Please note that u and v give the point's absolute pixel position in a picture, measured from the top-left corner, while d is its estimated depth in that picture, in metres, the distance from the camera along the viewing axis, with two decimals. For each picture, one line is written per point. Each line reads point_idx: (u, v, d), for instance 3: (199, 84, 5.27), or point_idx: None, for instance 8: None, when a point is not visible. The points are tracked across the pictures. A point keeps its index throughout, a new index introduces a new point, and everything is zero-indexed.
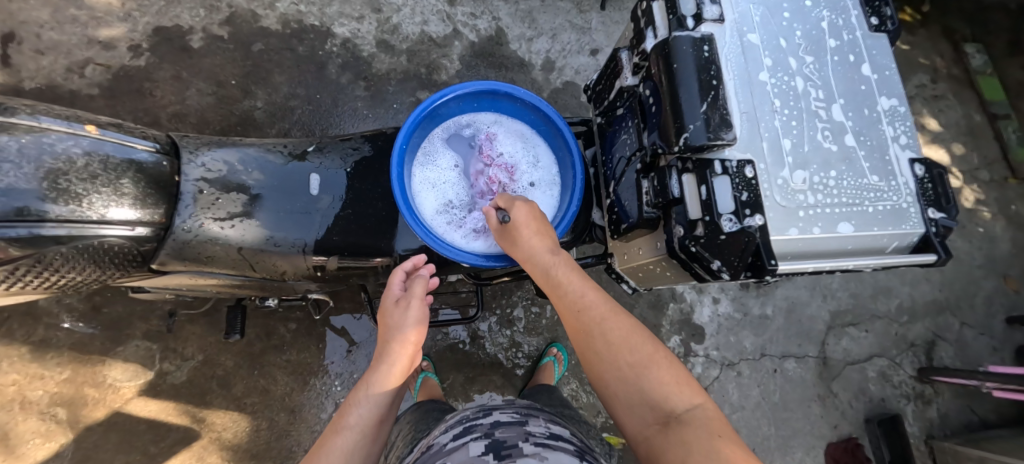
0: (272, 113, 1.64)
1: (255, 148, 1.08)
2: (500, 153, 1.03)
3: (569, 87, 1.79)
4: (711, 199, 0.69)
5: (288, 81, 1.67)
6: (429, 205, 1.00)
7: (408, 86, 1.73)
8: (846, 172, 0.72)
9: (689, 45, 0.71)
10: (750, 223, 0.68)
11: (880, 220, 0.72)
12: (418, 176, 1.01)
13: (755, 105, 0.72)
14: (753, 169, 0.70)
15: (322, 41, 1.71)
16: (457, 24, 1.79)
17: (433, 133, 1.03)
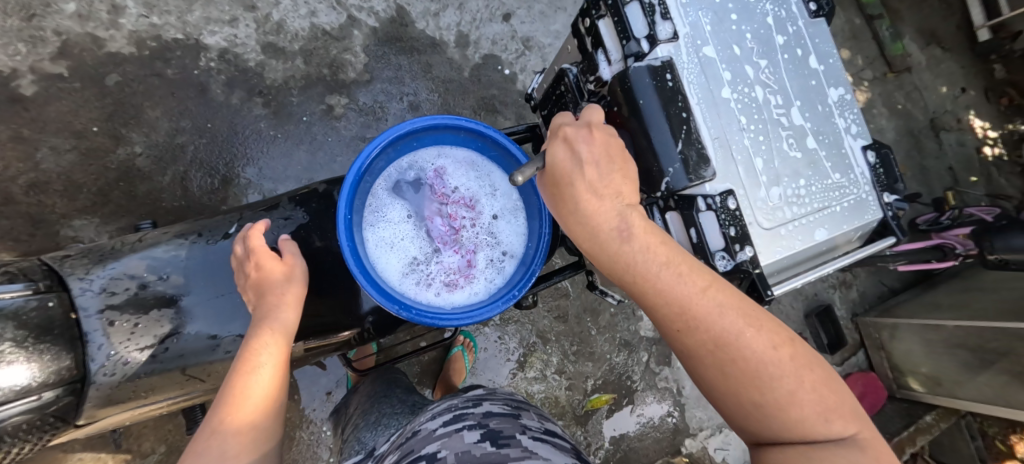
0: (157, 157, 1.38)
1: (162, 246, 0.93)
2: (457, 188, 0.81)
3: (489, 61, 1.65)
4: (703, 239, 0.62)
5: (165, 114, 1.40)
6: (393, 272, 0.77)
7: (314, 92, 1.52)
8: (814, 180, 0.65)
9: (648, 76, 0.60)
10: (744, 256, 0.61)
11: (847, 219, 0.66)
12: (369, 241, 0.77)
13: (722, 129, 0.61)
14: (736, 199, 0.60)
15: (194, 57, 1.45)
16: (349, 9, 1.57)
17: (374, 186, 0.77)
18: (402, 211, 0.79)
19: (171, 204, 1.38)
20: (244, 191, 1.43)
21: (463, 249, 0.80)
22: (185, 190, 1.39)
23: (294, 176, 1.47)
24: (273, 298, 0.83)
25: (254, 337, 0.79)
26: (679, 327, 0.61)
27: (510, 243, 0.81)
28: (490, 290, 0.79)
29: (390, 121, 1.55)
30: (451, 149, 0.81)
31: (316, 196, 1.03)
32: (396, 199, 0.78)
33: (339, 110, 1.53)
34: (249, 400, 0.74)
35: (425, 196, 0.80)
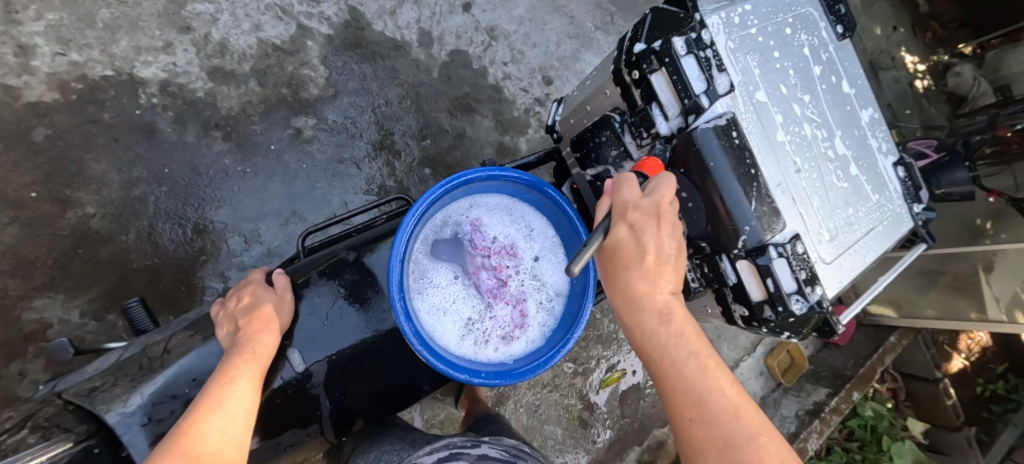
0: (115, 215, 1.24)
1: (194, 352, 0.78)
2: (495, 237, 0.85)
3: (457, 57, 1.56)
4: (780, 289, 0.64)
5: (113, 165, 1.25)
6: (450, 335, 0.80)
7: (277, 116, 1.39)
8: (860, 205, 0.72)
9: (715, 137, 0.62)
10: (815, 297, 0.65)
11: (890, 234, 0.74)
12: (421, 308, 0.80)
13: (785, 174, 0.65)
14: (802, 244, 0.64)
15: (132, 95, 1.28)
16: (298, 18, 1.44)
17: (415, 252, 0.80)
18: (446, 272, 0.83)
19: (144, 264, 1.25)
20: (222, 235, 1.32)
21: (511, 298, 0.84)
22: (157, 245, 1.27)
23: (274, 211, 1.37)
24: (266, 324, 0.75)
25: (235, 358, 0.69)
26: (693, 417, 0.59)
27: (554, 282, 0.87)
28: (543, 332, 0.85)
29: (364, 137, 1.46)
30: (481, 200, 0.85)
31: (348, 265, 0.88)
32: (437, 261, 0.82)
33: (307, 132, 1.42)
34: (216, 413, 0.62)
35: (465, 252, 0.83)
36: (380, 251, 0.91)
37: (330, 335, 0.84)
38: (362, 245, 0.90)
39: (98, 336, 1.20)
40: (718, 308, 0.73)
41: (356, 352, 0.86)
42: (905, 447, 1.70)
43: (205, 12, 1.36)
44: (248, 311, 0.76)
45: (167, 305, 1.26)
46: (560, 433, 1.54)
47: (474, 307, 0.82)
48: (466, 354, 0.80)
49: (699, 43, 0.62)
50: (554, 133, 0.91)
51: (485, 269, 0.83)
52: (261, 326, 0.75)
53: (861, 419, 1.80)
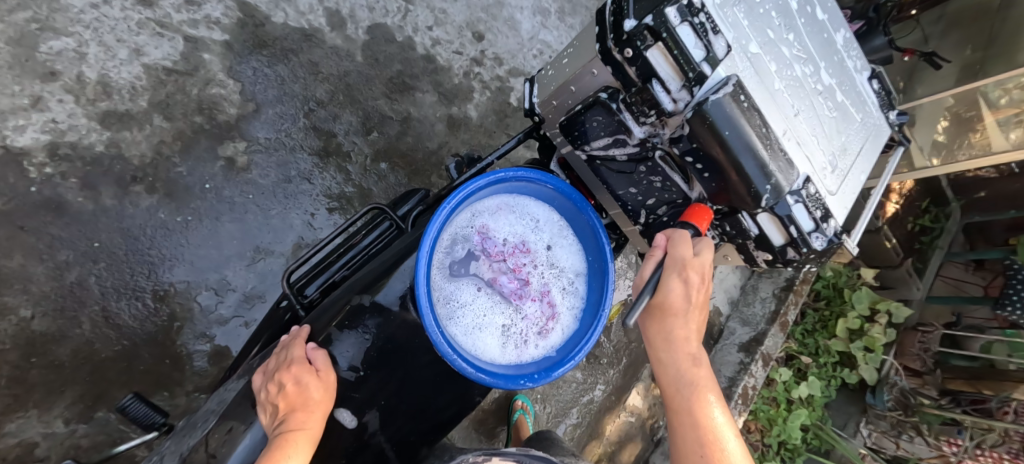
0: (57, 309, 1.10)
1: (241, 447, 0.80)
2: (505, 237, 0.83)
3: (377, 33, 1.43)
4: (802, 232, 0.69)
5: (31, 256, 1.08)
6: (492, 347, 0.80)
7: (201, 149, 1.23)
8: (848, 127, 0.78)
9: (728, 104, 0.61)
10: (831, 230, 0.71)
11: (872, 146, 0.82)
12: (456, 331, 0.78)
13: (788, 121, 0.68)
14: (814, 185, 0.69)
15: (17, 171, 1.08)
16: (181, 29, 1.24)
17: (434, 277, 0.77)
18: (468, 286, 0.80)
19: (113, 351, 1.13)
20: (189, 295, 1.21)
21: (537, 293, 0.84)
22: (119, 327, 1.14)
23: (236, 253, 1.25)
24: (300, 414, 0.75)
25: (273, 449, 0.71)
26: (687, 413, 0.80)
27: (571, 265, 0.87)
28: (575, 314, 0.86)
29: (305, 147, 1.34)
30: (481, 204, 0.82)
31: (367, 311, 0.86)
32: (458, 279, 0.79)
33: (241, 159, 1.27)
34: None
35: (481, 262, 0.81)
36: (389, 286, 0.87)
37: (370, 381, 0.88)
38: (373, 284, 0.87)
39: (94, 438, 1.10)
40: (740, 255, 0.80)
41: (396, 388, 0.90)
42: (863, 294, 1.99)
43: (66, 48, 1.14)
44: (285, 393, 0.76)
45: (157, 384, 1.16)
46: (581, 374, 1.62)
47: (506, 314, 0.82)
48: (512, 361, 0.81)
49: (691, 9, 0.61)
50: (533, 116, 0.86)
51: (506, 273, 0.82)
52: (299, 414, 0.76)
53: (824, 281, 2.09)
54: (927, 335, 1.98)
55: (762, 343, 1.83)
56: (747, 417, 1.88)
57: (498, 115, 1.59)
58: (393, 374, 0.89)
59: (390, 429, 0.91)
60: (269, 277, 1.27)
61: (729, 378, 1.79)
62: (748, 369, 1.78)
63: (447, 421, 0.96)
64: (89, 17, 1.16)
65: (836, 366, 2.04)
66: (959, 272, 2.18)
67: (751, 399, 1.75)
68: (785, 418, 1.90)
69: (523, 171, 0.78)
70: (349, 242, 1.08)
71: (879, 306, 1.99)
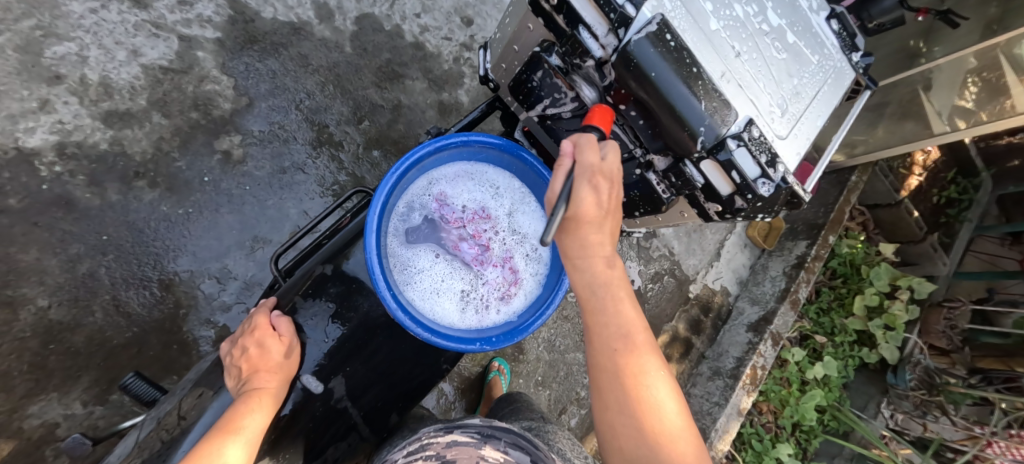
0: (71, 299, 1.16)
1: (208, 412, 0.85)
2: (463, 205, 0.91)
3: (365, 23, 1.45)
4: (745, 178, 0.67)
5: (46, 250, 1.16)
6: (451, 311, 0.87)
7: (198, 143, 1.28)
8: (802, 70, 0.73)
9: (651, 46, 0.61)
10: (779, 176, 0.68)
11: (834, 91, 0.76)
12: (414, 295, 0.86)
13: (726, 62, 0.66)
14: (757, 128, 0.66)
15: (29, 171, 1.15)
16: (175, 29, 1.29)
17: (390, 245, 0.85)
18: (428, 253, 0.88)
19: (125, 337, 1.20)
20: (192, 283, 1.26)
21: (498, 259, 0.91)
22: (129, 315, 1.21)
23: (235, 243, 1.30)
24: (264, 375, 0.81)
25: (241, 403, 0.77)
26: (614, 348, 0.70)
27: (534, 231, 0.94)
28: (538, 279, 0.92)
29: (299, 138, 1.38)
30: (438, 173, 0.90)
31: (329, 279, 0.94)
32: (416, 246, 0.87)
33: (237, 152, 1.32)
34: (234, 447, 0.71)
35: (439, 229, 0.88)
36: (355, 257, 0.96)
37: (336, 348, 0.93)
38: (335, 255, 0.95)
39: (110, 419, 1.17)
40: (694, 209, 0.79)
41: (361, 355, 0.94)
42: (882, 270, 1.91)
43: (69, 53, 1.20)
44: (249, 356, 0.82)
45: (166, 368, 1.23)
46: (581, 356, 1.61)
47: (465, 280, 0.89)
48: (472, 325, 0.87)
49: None
50: (489, 83, 0.91)
51: (464, 240, 0.89)
52: (265, 374, 0.82)
53: (840, 258, 2.00)
54: (953, 311, 1.90)
55: (772, 322, 1.77)
56: (758, 399, 1.84)
57: (489, 99, 1.59)
58: (359, 342, 0.94)
59: (360, 399, 0.95)
60: (267, 265, 1.32)
61: (737, 358, 1.75)
62: (757, 349, 1.73)
63: (419, 389, 1.01)
64: (89, 22, 1.22)
65: (855, 345, 1.96)
66: (994, 248, 2.03)
67: (760, 379, 1.69)
68: (799, 399, 1.84)
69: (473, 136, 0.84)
70: (337, 223, 1.05)
71: (900, 282, 1.91)
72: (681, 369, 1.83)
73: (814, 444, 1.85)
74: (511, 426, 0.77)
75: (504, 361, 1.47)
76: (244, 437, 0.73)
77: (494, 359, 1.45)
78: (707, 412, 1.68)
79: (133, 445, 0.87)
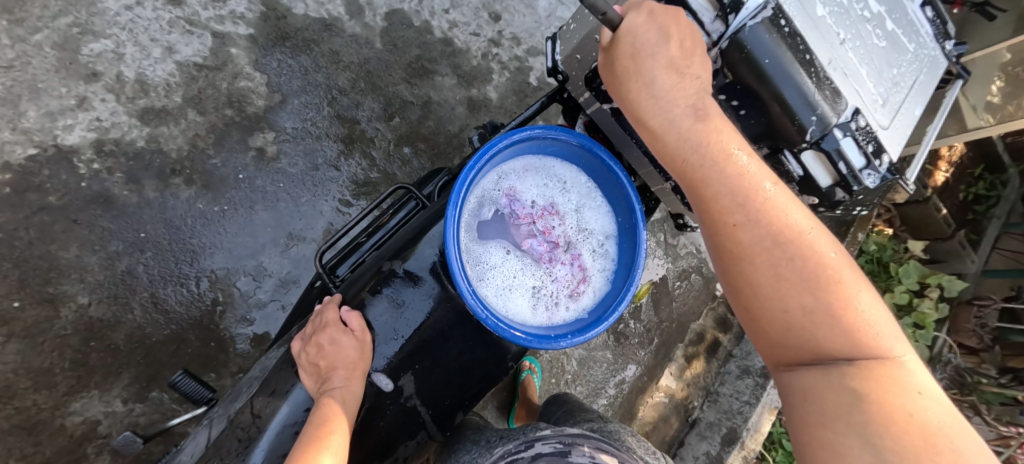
0: (111, 296, 1.17)
1: (285, 409, 0.86)
2: (532, 200, 0.92)
3: (395, 18, 1.44)
4: (852, 169, 0.65)
5: (86, 247, 1.16)
6: (523, 308, 0.88)
7: (232, 141, 1.28)
8: (901, 58, 0.72)
9: (767, 33, 0.62)
10: (884, 168, 0.67)
11: (929, 79, 0.76)
12: (487, 292, 0.87)
13: (833, 49, 0.65)
14: (866, 118, 0.65)
15: (68, 168, 1.15)
16: (208, 26, 1.28)
17: (465, 240, 0.86)
18: (499, 249, 0.90)
19: (164, 334, 1.20)
20: (230, 281, 1.26)
21: (567, 257, 0.93)
22: (168, 312, 1.21)
23: (271, 240, 1.30)
24: (343, 373, 0.83)
25: (325, 407, 0.78)
26: (734, 222, 0.64)
27: (600, 227, 0.95)
28: (605, 275, 0.94)
29: (330, 134, 1.37)
30: (508, 168, 0.91)
31: (397, 275, 0.92)
32: (488, 243, 0.89)
33: (270, 149, 1.32)
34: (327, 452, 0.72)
35: (510, 225, 0.91)
36: (419, 252, 0.93)
37: (405, 347, 0.91)
38: (402, 250, 0.93)
39: (151, 416, 1.17)
40: None
41: (430, 353, 0.93)
42: (910, 267, 1.89)
43: (106, 50, 1.20)
44: (325, 354, 0.84)
45: (204, 365, 1.23)
46: (610, 355, 1.60)
47: (535, 277, 0.90)
48: (543, 322, 0.89)
49: None
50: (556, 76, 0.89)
51: (535, 236, 0.91)
52: (342, 373, 0.84)
53: (868, 255, 1.98)
54: (983, 309, 1.87)
55: None
56: None
57: (518, 95, 1.58)
58: (427, 341, 0.92)
59: (428, 399, 0.93)
60: (302, 262, 1.32)
61: None
62: None
63: (486, 383, 1.00)
64: (124, 19, 1.22)
65: None
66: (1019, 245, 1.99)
67: None
68: None
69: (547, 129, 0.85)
70: (377, 220, 1.08)
71: (930, 280, 1.87)
72: (709, 368, 1.76)
73: None
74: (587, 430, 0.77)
75: (534, 359, 1.46)
76: (334, 445, 0.74)
77: (524, 358, 1.43)
78: (738, 411, 1.62)
79: (202, 440, 0.87)
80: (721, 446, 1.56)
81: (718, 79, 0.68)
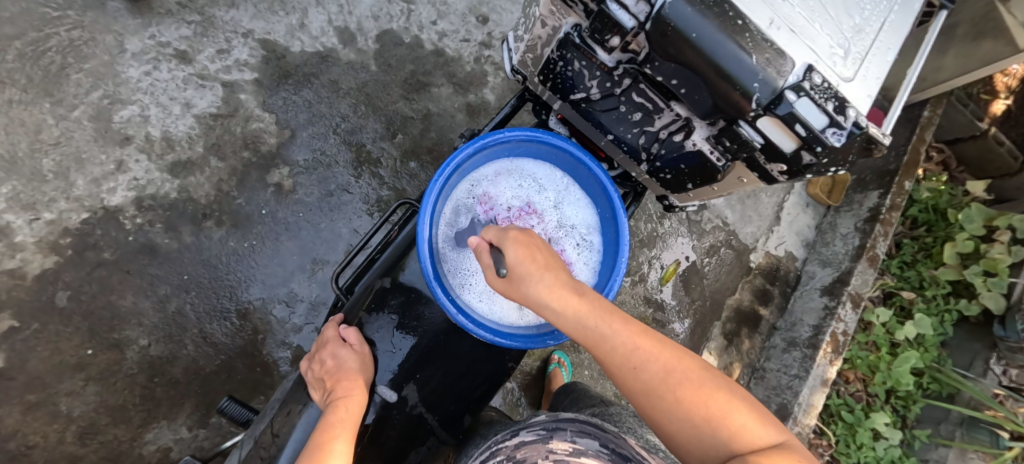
0: (166, 336, 1.30)
1: (298, 427, 0.93)
2: (508, 203, 0.95)
3: (386, 40, 1.50)
4: (811, 130, 0.60)
5: (140, 294, 1.29)
6: (508, 309, 0.93)
7: (253, 180, 1.38)
8: (863, 2, 0.67)
9: (688, 6, 0.57)
10: (851, 121, 0.60)
11: (902, 17, 0.70)
12: (472, 298, 0.91)
13: (775, 9, 0.61)
14: (820, 74, 0.59)
15: (116, 225, 1.29)
16: (218, 77, 1.39)
17: (443, 254, 0.91)
18: None
19: (215, 365, 1.32)
20: (265, 310, 1.36)
21: None
22: (216, 344, 1.32)
23: (298, 267, 1.39)
24: (348, 383, 0.87)
25: (332, 415, 0.81)
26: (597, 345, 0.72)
27: (579, 220, 0.98)
28: (592, 266, 0.97)
29: (340, 160, 1.44)
30: (477, 176, 0.93)
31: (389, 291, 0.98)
32: (468, 251, 0.92)
33: (287, 182, 1.40)
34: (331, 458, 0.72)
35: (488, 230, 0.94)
36: (411, 266, 0.99)
37: (405, 357, 0.98)
38: (392, 268, 0.98)
39: (213, 440, 1.29)
40: (755, 173, 0.72)
41: (429, 362, 0.98)
42: (972, 212, 1.70)
43: (133, 115, 1.33)
44: (328, 369, 0.89)
45: (254, 389, 1.33)
46: None
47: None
48: (529, 321, 0.93)
49: None
50: (517, 77, 0.91)
51: None
52: (346, 383, 0.87)
53: (921, 204, 1.86)
54: None
55: (848, 283, 1.66)
56: (842, 367, 1.73)
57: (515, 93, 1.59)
58: (424, 351, 0.98)
59: (432, 404, 0.98)
60: (328, 285, 1.40)
61: (813, 326, 1.66)
62: (835, 313, 1.63)
63: (490, 383, 1.04)
64: (145, 84, 1.34)
65: (950, 298, 1.76)
66: None
67: (843, 345, 1.59)
68: (890, 364, 1.68)
69: (506, 133, 0.87)
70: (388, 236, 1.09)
71: (997, 222, 1.66)
72: (753, 343, 1.74)
73: (914, 410, 1.69)
74: (575, 414, 0.81)
75: (564, 354, 1.48)
76: (337, 449, 0.75)
77: (554, 353, 1.47)
78: (787, 386, 1.60)
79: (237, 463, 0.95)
80: None
81: (651, 61, 0.64)
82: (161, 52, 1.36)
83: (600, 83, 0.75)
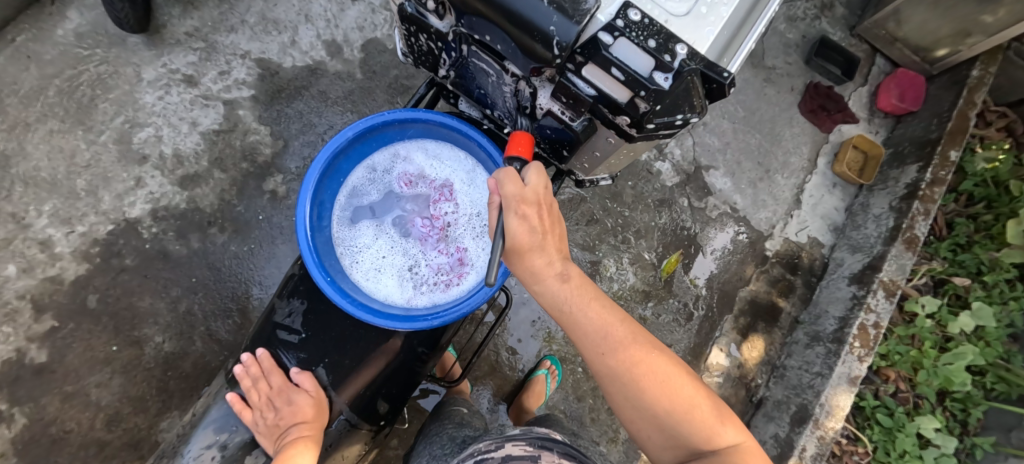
0: (177, 333, 1.43)
1: (214, 407, 1.11)
2: (408, 182, 1.09)
3: (369, 50, 1.57)
4: (630, 73, 0.58)
5: (156, 296, 1.43)
6: (392, 288, 1.06)
7: (251, 188, 1.49)
8: None
9: None
10: (679, 61, 0.56)
11: None
12: (359, 275, 1.06)
13: None
14: (636, 10, 0.55)
15: (136, 235, 1.44)
16: (220, 96, 1.51)
17: (336, 233, 1.07)
18: (372, 233, 1.08)
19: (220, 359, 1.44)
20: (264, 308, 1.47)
21: (437, 238, 1.08)
22: (221, 341, 1.45)
23: None
24: (304, 426, 1.01)
25: (284, 454, 0.95)
26: (601, 351, 0.73)
27: (469, 208, 1.09)
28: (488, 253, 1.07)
29: None
30: (373, 161, 1.09)
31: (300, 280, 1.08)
32: (359, 228, 1.08)
33: (281, 189, 1.51)
34: None
35: (381, 211, 1.08)
36: None
37: (316, 344, 1.07)
38: None
39: None
40: (610, 126, 0.73)
41: (337, 352, 1.08)
42: None
43: (150, 136, 1.48)
44: (283, 413, 1.01)
45: None
46: None
47: (405, 258, 1.07)
48: (408, 300, 1.05)
49: None
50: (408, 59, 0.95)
51: (405, 220, 1.08)
52: (301, 426, 1.01)
53: (976, 177, 1.60)
54: None
55: (880, 270, 1.47)
56: (878, 364, 1.53)
57: None
58: (333, 340, 1.07)
59: (342, 390, 1.09)
60: None
61: (839, 318, 1.49)
62: (863, 303, 1.45)
63: (407, 372, 1.14)
64: (159, 107, 1.50)
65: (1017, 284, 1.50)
66: None
67: (874, 340, 1.41)
68: (937, 360, 1.46)
69: (386, 117, 1.00)
70: None
71: None
72: (772, 339, 1.60)
73: (976, 414, 1.45)
74: (557, 433, 0.78)
75: (557, 360, 1.50)
76: None
77: (546, 358, 1.48)
78: (808, 385, 1.45)
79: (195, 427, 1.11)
80: (790, 426, 1.43)
81: (462, 20, 0.64)
82: (172, 78, 1.52)
83: (449, 53, 0.78)
